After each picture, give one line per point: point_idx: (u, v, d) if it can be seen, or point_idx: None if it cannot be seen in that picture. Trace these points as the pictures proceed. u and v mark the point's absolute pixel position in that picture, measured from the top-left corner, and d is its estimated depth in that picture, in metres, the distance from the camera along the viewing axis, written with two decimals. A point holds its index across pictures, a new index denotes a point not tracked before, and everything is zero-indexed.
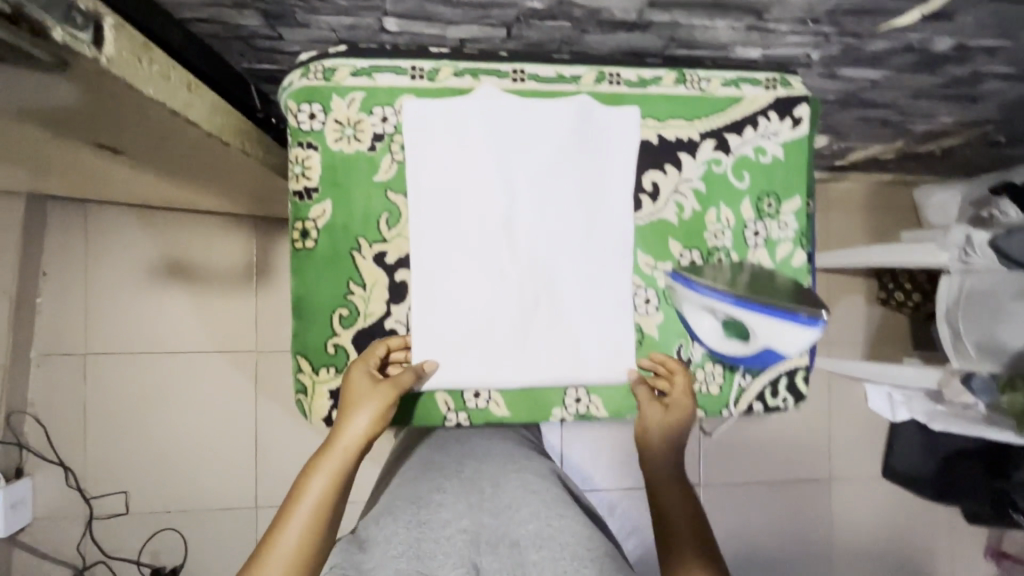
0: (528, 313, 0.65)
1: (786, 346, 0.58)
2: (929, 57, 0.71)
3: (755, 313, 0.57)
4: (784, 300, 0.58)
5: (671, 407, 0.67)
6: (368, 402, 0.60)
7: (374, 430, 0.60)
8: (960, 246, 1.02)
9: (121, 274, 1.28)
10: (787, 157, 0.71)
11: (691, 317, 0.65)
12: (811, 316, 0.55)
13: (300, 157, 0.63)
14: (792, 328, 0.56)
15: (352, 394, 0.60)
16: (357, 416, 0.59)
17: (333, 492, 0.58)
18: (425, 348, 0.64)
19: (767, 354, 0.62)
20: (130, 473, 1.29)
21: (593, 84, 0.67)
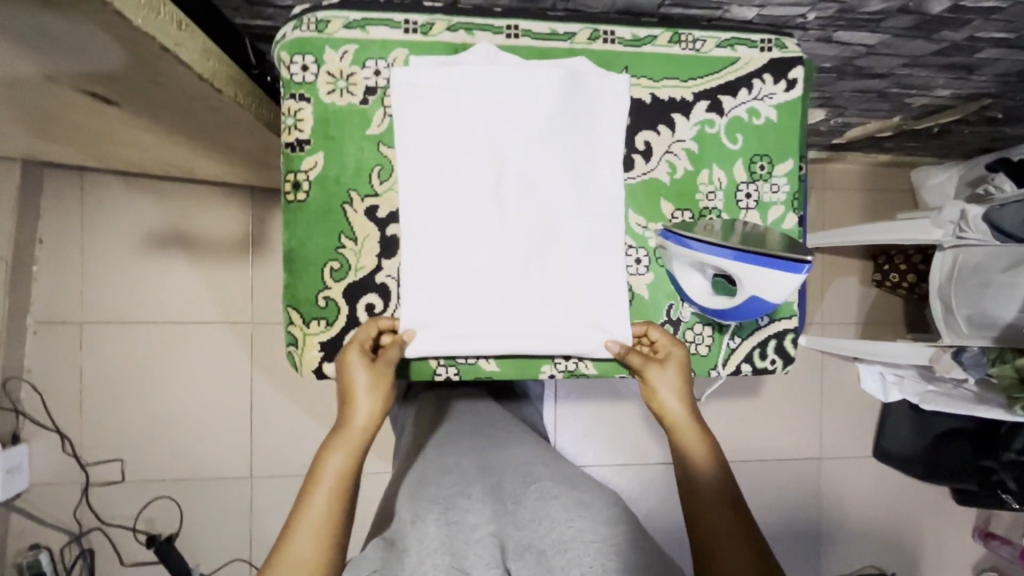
0: (517, 269, 0.66)
1: (772, 294, 0.59)
2: (925, 20, 0.70)
3: (750, 263, 0.58)
4: (770, 248, 0.59)
5: (667, 361, 0.65)
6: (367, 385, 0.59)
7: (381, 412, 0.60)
8: (954, 221, 1.03)
9: (117, 243, 1.28)
10: (780, 119, 0.71)
11: (680, 275, 0.66)
12: (798, 260, 0.57)
13: (292, 110, 0.63)
14: (778, 273, 0.58)
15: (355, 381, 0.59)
16: (360, 400, 0.59)
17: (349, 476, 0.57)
18: (413, 303, 0.64)
19: (754, 308, 0.62)
20: (126, 440, 1.29)
21: (586, 42, 0.67)
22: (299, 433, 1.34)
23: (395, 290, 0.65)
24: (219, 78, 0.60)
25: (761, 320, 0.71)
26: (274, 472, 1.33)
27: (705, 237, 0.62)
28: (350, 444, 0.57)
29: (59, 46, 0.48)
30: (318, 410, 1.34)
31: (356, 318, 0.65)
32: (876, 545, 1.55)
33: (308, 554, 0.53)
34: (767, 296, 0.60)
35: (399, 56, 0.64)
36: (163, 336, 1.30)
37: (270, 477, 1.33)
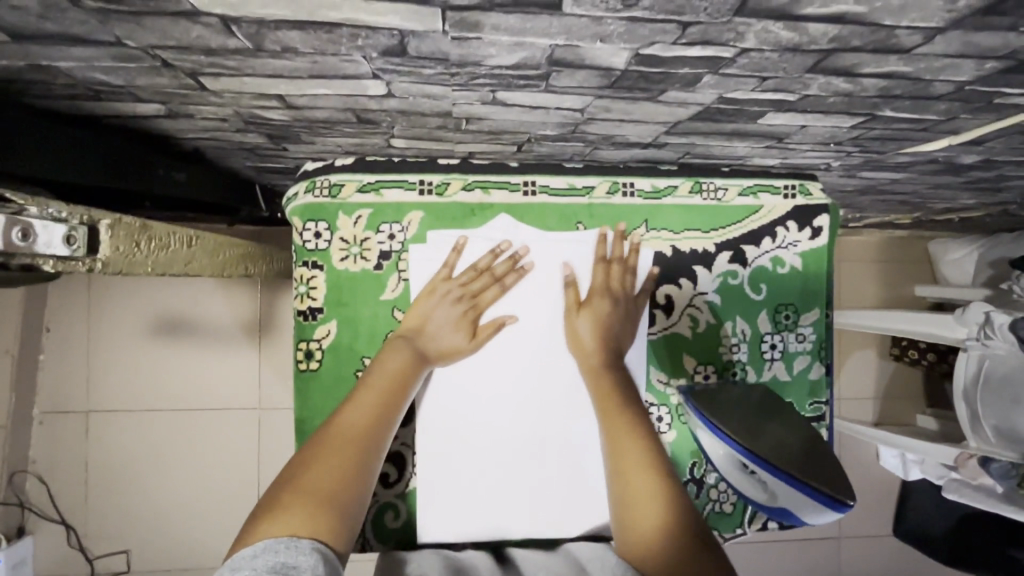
0: (546, 420, 0.64)
1: (802, 512, 0.57)
2: (955, 166, 0.68)
3: (798, 491, 0.55)
4: (811, 475, 0.55)
5: (589, 304, 0.63)
6: (450, 331, 0.61)
7: (452, 333, 0.61)
8: (978, 325, 0.99)
9: (124, 330, 1.27)
10: (805, 267, 0.69)
11: (706, 442, 0.63)
12: (840, 500, 0.53)
13: (305, 277, 0.62)
14: (813, 502, 0.55)
15: (440, 304, 0.61)
16: (438, 342, 0.61)
17: (410, 372, 0.58)
18: (432, 455, 0.63)
19: (779, 508, 0.60)
20: (132, 531, 1.27)
21: (605, 196, 0.66)
22: None
23: (413, 459, 0.63)
24: (233, 264, 0.58)
25: None
26: None
27: (741, 431, 0.58)
28: (416, 348, 0.59)
29: None
30: None
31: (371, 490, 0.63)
32: None
33: (354, 428, 0.53)
34: (803, 514, 0.58)
35: (414, 218, 0.63)
36: (170, 423, 1.28)
37: None
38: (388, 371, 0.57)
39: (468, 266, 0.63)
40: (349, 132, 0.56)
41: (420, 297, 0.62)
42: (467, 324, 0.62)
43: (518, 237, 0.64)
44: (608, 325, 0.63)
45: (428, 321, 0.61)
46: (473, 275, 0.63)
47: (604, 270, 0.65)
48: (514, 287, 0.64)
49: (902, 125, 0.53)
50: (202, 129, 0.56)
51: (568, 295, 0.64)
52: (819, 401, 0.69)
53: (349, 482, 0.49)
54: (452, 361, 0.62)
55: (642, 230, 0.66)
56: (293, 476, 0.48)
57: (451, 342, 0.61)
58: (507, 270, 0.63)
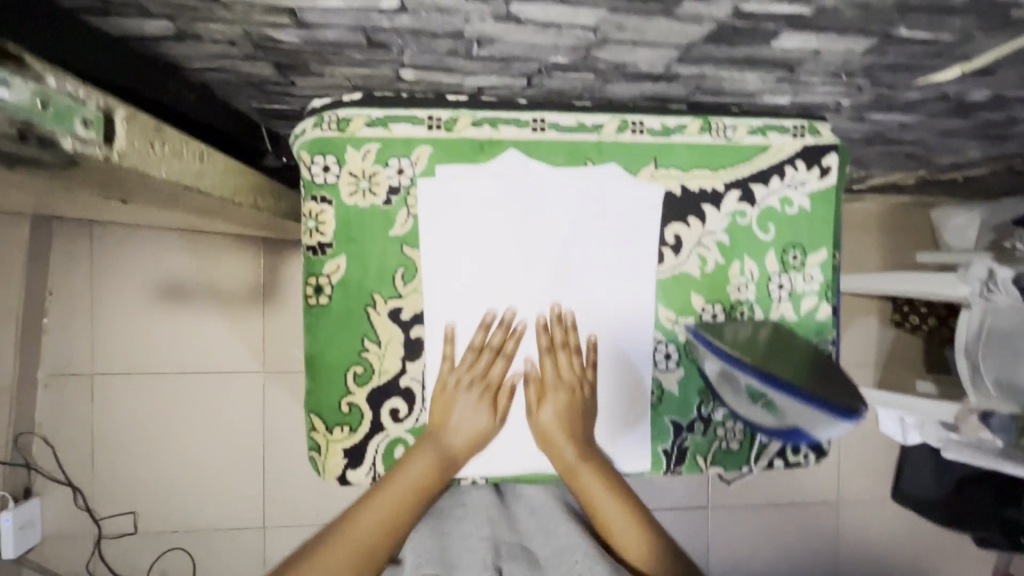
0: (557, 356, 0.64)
1: (814, 429, 0.58)
2: (965, 104, 0.68)
3: (803, 408, 0.56)
4: (819, 388, 0.55)
5: (549, 396, 0.63)
6: (474, 423, 0.62)
7: (471, 433, 0.62)
8: (982, 280, 1.01)
9: (126, 294, 1.27)
10: (814, 207, 0.68)
11: (714, 376, 0.64)
12: (850, 410, 0.53)
13: (314, 212, 0.61)
14: (824, 416, 0.55)
15: (452, 402, 0.62)
16: (460, 436, 0.62)
17: (431, 478, 0.62)
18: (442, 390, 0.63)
19: (792, 430, 0.60)
20: (139, 493, 1.28)
21: (614, 133, 0.65)
22: (311, 483, 1.33)
23: (422, 395, 0.63)
24: (240, 192, 0.56)
25: None
26: (286, 521, 1.32)
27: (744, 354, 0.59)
28: (435, 457, 0.61)
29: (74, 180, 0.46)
30: None
31: (380, 424, 0.63)
32: None
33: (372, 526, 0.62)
34: (814, 433, 0.59)
35: (423, 153, 0.62)
36: (176, 387, 1.28)
37: (284, 527, 1.32)
38: (416, 476, 0.61)
39: (467, 348, 0.63)
40: (358, 59, 0.56)
41: (434, 395, 0.62)
42: (488, 403, 0.63)
43: (511, 302, 0.63)
44: (573, 413, 0.64)
45: (445, 417, 0.62)
46: (473, 356, 0.62)
47: (566, 359, 0.63)
48: (506, 212, 0.63)
49: (915, 48, 0.53)
50: (210, 56, 0.55)
51: (528, 393, 0.64)
52: (825, 341, 0.69)
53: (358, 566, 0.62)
54: (479, 446, 0.63)
55: (651, 168, 0.66)
56: (318, 550, 0.62)
57: (475, 434, 0.62)
58: (503, 338, 0.63)
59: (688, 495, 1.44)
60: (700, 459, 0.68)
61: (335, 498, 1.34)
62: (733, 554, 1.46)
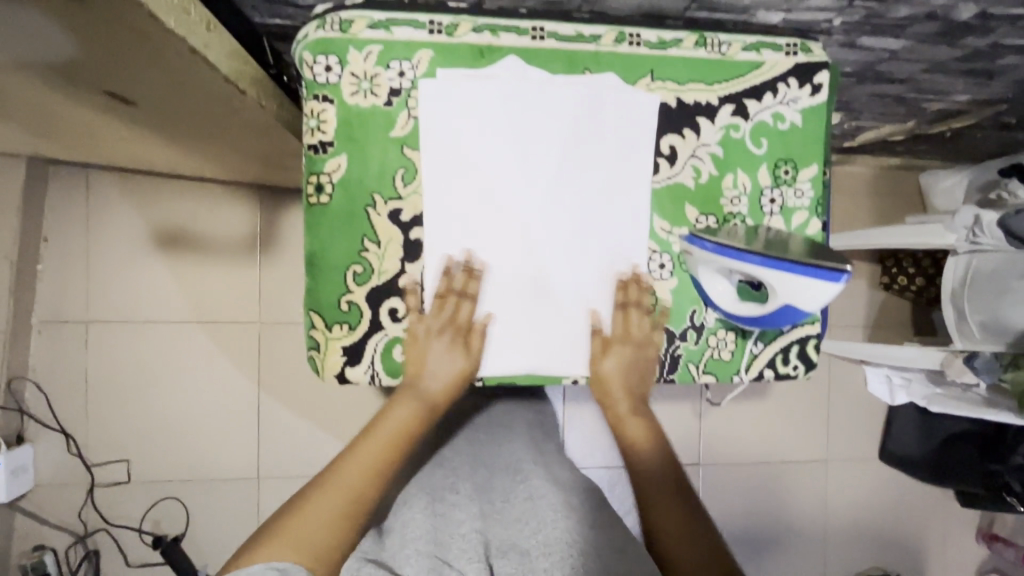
0: (553, 261, 0.65)
1: (808, 304, 0.59)
2: (951, 26, 0.70)
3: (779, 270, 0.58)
4: (806, 257, 0.58)
5: (614, 344, 0.67)
6: (450, 367, 0.63)
7: (449, 374, 0.63)
8: (968, 227, 1.03)
9: (121, 241, 1.26)
10: (805, 124, 0.70)
11: (705, 281, 0.65)
12: (836, 269, 0.57)
13: (315, 111, 0.62)
14: (816, 282, 0.57)
15: (427, 343, 0.63)
16: (438, 380, 0.64)
17: (412, 423, 0.63)
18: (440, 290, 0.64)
19: (784, 314, 0.61)
20: (132, 441, 1.28)
21: (612, 44, 0.66)
22: (305, 434, 1.33)
23: (421, 295, 0.64)
24: (244, 80, 0.61)
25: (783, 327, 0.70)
26: (281, 472, 1.32)
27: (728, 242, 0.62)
28: (416, 399, 0.64)
29: (80, 44, 0.47)
30: (324, 410, 1.33)
31: (378, 323, 0.64)
32: (882, 547, 1.55)
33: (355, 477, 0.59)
34: (801, 305, 0.59)
35: (424, 57, 0.63)
36: (170, 336, 1.28)
37: (277, 478, 1.32)
38: (396, 423, 0.63)
39: (433, 295, 0.63)
40: None
41: (408, 342, 0.64)
42: (461, 347, 0.64)
43: (467, 244, 0.64)
44: (629, 362, 0.68)
45: (421, 364, 0.63)
46: (439, 304, 0.63)
47: (639, 314, 0.67)
48: (504, 116, 0.64)
49: None
50: None
51: (595, 342, 0.67)
52: None
53: (345, 524, 0.57)
54: (459, 387, 0.64)
55: (648, 80, 0.67)
56: (295, 507, 0.57)
57: (452, 376, 0.64)
58: (465, 281, 0.63)
59: (679, 451, 1.46)
60: (692, 367, 0.69)
61: (330, 450, 1.34)
62: (723, 511, 1.48)
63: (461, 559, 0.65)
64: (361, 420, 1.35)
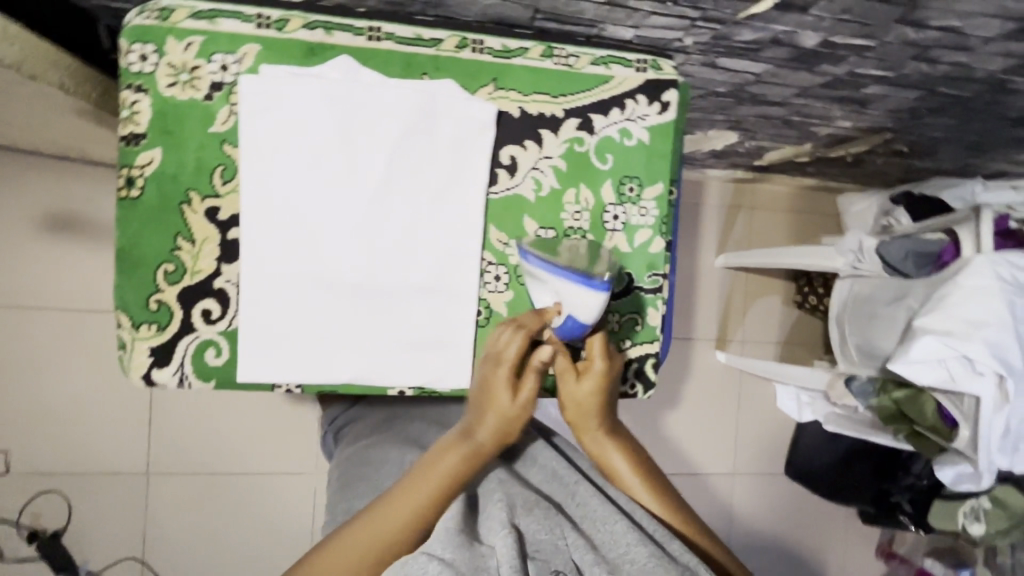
0: (380, 269, 0.63)
1: (585, 316, 0.60)
2: (801, 52, 0.70)
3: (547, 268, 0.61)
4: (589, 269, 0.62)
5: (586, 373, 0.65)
6: (499, 411, 0.61)
7: (507, 419, 0.61)
8: (854, 251, 1.04)
9: (6, 221, 1.20)
10: (652, 141, 0.69)
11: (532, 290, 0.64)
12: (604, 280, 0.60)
13: (128, 101, 0.60)
14: (592, 293, 0.60)
15: (489, 394, 0.61)
16: (488, 425, 0.61)
17: (462, 470, 0.60)
18: (257, 294, 0.62)
19: (569, 326, 0.62)
20: (12, 432, 1.22)
21: (453, 50, 0.65)
22: (201, 430, 1.30)
23: (236, 297, 0.62)
24: (45, 65, 0.59)
25: (622, 344, 0.70)
26: (174, 468, 1.29)
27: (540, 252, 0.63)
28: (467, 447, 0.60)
29: None
30: (222, 405, 1.30)
31: (190, 324, 0.61)
32: (786, 561, 1.58)
33: (397, 521, 0.57)
34: (580, 317, 0.60)
35: (250, 51, 0.61)
36: (58, 323, 1.23)
37: (170, 473, 1.29)
38: (440, 472, 0.59)
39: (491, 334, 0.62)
40: None
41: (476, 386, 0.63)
42: (512, 388, 0.61)
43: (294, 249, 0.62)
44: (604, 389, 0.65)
45: (482, 405, 0.61)
46: (502, 341, 0.61)
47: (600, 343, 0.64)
48: (332, 116, 0.62)
49: None
50: None
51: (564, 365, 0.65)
52: (656, 274, 0.70)
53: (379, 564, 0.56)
54: (506, 433, 0.62)
55: (490, 88, 0.66)
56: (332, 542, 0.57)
57: (501, 423, 0.61)
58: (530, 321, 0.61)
59: None
60: None
61: (227, 446, 1.31)
62: None
63: (490, 531, 0.54)
64: (261, 416, 1.32)
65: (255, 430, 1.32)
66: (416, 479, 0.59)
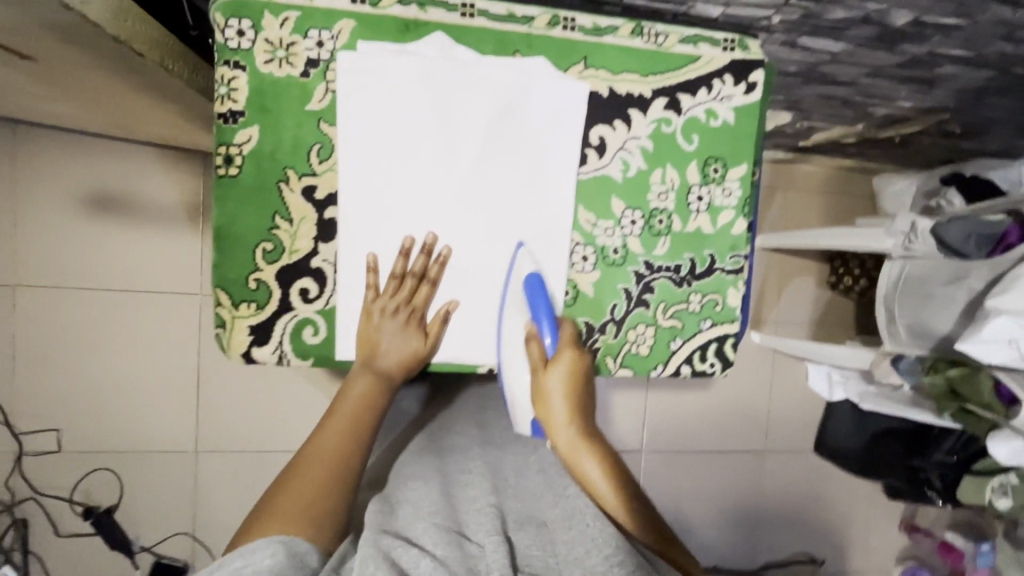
0: (472, 249, 0.64)
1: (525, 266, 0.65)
2: (887, 32, 0.70)
3: (509, 296, 0.65)
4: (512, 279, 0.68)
5: (558, 362, 0.63)
6: (406, 349, 0.64)
7: (406, 355, 0.64)
8: (905, 233, 1.06)
9: (51, 201, 1.19)
10: (737, 122, 0.69)
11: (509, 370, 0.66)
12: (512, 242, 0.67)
13: (226, 77, 0.59)
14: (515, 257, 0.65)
15: (383, 329, 0.64)
16: (392, 358, 0.64)
17: (372, 396, 0.65)
18: (354, 274, 0.63)
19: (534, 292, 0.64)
20: (63, 411, 1.24)
21: (546, 27, 0.64)
22: (247, 408, 1.31)
23: (333, 276, 0.63)
24: (142, 42, 0.59)
25: (702, 324, 0.71)
26: (220, 446, 1.31)
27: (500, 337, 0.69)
28: (374, 376, 0.65)
29: None
30: (266, 384, 1.31)
31: (289, 303, 0.62)
32: (812, 534, 1.62)
33: (326, 449, 0.61)
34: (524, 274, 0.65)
35: (345, 27, 0.60)
36: (103, 303, 1.23)
37: (217, 452, 1.30)
38: (354, 396, 0.64)
39: (390, 276, 0.63)
40: None
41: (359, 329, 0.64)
42: (415, 328, 0.65)
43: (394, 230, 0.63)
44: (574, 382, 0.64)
45: (373, 343, 0.64)
46: (396, 284, 0.63)
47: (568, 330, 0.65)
48: (427, 93, 0.61)
49: None
50: None
51: (534, 350, 0.64)
52: (738, 255, 0.71)
53: (321, 505, 0.56)
54: (412, 369, 0.66)
55: (580, 66, 0.65)
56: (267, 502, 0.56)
57: (408, 358, 0.65)
58: (424, 264, 0.63)
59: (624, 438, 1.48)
60: (610, 360, 0.70)
61: (272, 425, 1.32)
62: (666, 496, 1.52)
63: (480, 530, 0.56)
64: (305, 395, 1.33)
65: (299, 409, 1.33)
66: (335, 411, 0.64)
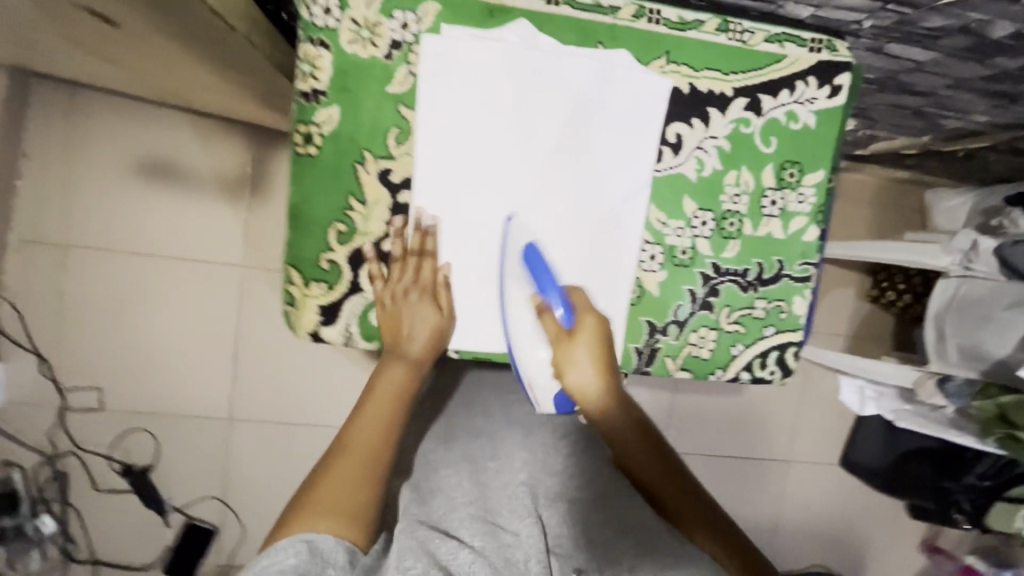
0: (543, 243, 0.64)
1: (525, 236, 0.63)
2: (983, 43, 0.67)
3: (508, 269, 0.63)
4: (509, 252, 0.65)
5: (578, 335, 0.64)
6: (426, 330, 0.63)
7: (429, 336, 0.63)
8: (963, 250, 1.02)
9: (104, 166, 1.22)
10: (818, 127, 0.68)
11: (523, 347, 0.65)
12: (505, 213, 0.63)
13: (310, 55, 0.59)
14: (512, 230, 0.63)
15: (400, 314, 0.63)
16: (419, 339, 0.63)
17: (406, 380, 0.65)
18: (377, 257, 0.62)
19: (532, 259, 0.63)
20: (106, 371, 1.27)
21: (631, 19, 0.62)
22: (282, 379, 1.33)
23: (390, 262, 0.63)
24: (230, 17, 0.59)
25: (765, 331, 0.70)
26: (254, 417, 1.33)
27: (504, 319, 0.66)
28: (404, 361, 0.64)
29: None
30: (301, 359, 1.33)
31: (358, 285, 0.63)
32: (829, 547, 1.61)
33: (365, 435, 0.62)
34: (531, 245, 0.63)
35: (430, 9, 0.59)
36: (148, 269, 1.25)
37: (251, 421, 1.33)
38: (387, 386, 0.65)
39: (393, 258, 0.62)
40: None
41: (383, 317, 0.63)
42: (432, 306, 0.63)
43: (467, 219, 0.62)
44: (599, 363, 0.65)
45: (399, 329, 0.63)
46: (399, 266, 0.62)
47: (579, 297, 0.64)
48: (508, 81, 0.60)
49: None
50: None
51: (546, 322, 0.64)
52: (807, 263, 0.70)
53: (356, 491, 0.59)
54: (440, 345, 0.64)
55: (662, 61, 0.63)
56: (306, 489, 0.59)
57: (431, 338, 0.64)
58: (420, 240, 0.62)
59: None
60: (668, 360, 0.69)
61: (305, 399, 1.34)
62: None
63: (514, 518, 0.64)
64: (339, 372, 1.35)
65: (332, 386, 1.35)
66: (368, 399, 0.64)
